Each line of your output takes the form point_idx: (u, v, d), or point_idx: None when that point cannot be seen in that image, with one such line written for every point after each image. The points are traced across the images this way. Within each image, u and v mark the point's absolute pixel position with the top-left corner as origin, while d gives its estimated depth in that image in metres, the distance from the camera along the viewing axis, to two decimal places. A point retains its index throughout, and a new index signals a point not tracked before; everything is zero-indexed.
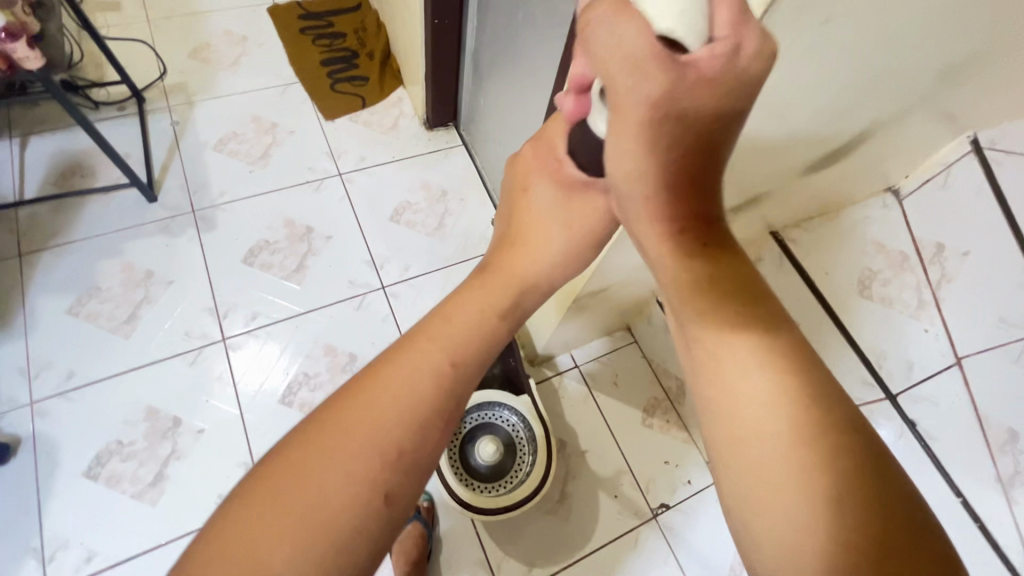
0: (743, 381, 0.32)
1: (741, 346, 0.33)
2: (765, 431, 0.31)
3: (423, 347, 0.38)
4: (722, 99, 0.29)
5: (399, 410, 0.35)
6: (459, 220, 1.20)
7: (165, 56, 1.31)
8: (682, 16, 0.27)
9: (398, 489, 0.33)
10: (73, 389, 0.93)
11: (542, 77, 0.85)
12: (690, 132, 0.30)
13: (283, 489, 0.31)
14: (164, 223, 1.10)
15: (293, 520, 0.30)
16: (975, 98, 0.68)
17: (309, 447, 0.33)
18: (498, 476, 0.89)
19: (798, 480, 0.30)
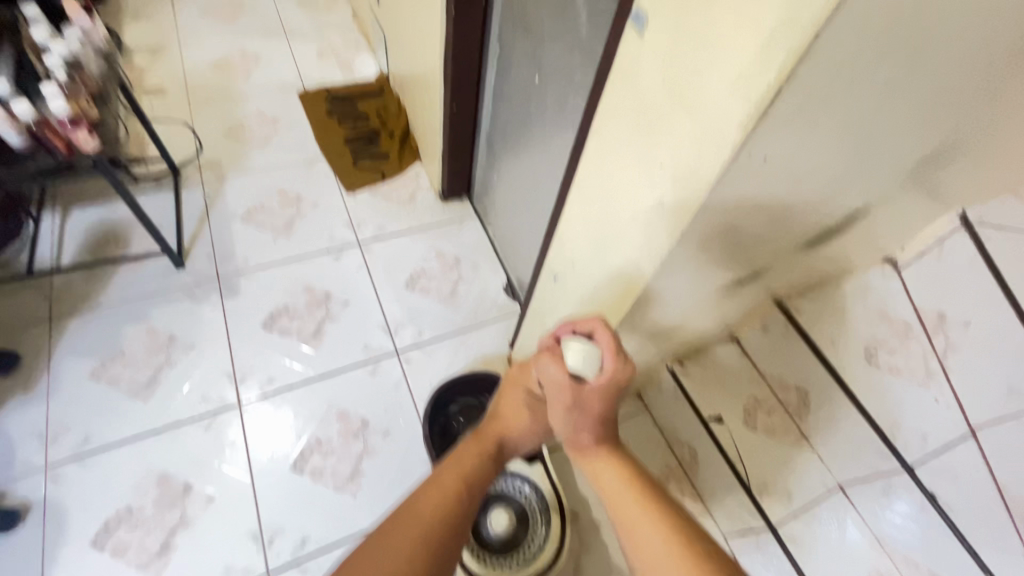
0: (618, 502, 0.55)
1: (629, 498, 0.55)
2: (634, 524, 0.52)
3: (445, 484, 0.59)
4: (610, 399, 0.57)
5: (440, 516, 0.56)
6: (471, 287, 1.25)
7: (202, 135, 1.41)
8: (582, 366, 0.55)
9: (447, 549, 0.54)
10: (88, 454, 0.94)
11: (552, 159, 0.92)
12: (591, 411, 0.58)
13: (391, 538, 0.52)
14: (189, 290, 1.15)
15: (400, 552, 0.51)
16: (956, 180, 0.73)
17: (402, 517, 0.55)
18: (510, 549, 0.86)
19: (654, 546, 0.50)
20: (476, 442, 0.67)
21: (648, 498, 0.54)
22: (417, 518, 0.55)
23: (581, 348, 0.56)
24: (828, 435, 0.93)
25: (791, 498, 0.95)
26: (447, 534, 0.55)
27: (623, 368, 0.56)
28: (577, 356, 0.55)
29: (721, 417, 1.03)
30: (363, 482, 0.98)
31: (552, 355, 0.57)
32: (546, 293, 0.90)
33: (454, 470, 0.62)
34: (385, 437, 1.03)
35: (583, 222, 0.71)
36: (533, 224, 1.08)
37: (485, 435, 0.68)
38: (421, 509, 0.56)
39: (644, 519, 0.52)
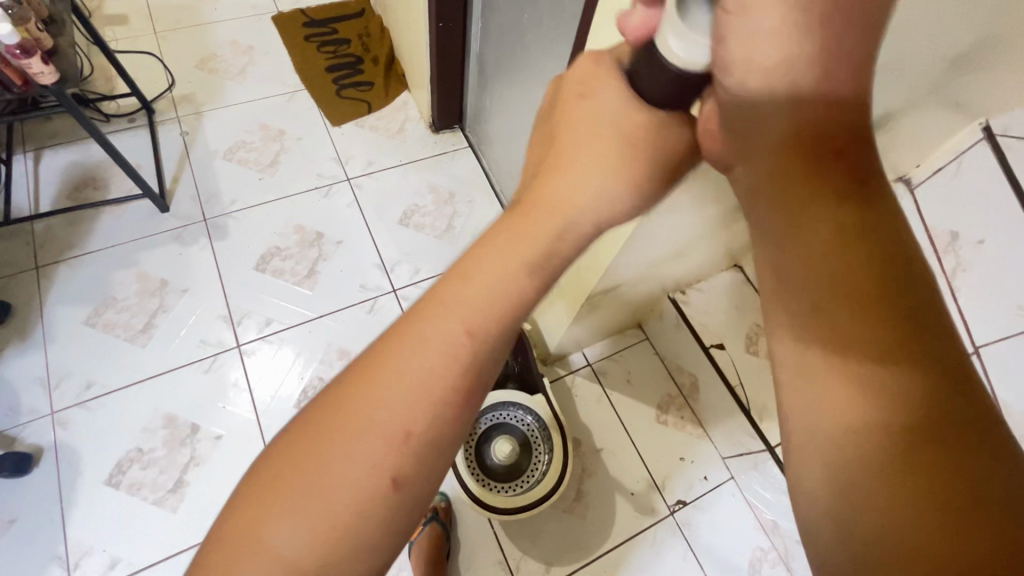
0: (804, 309, 0.29)
1: (852, 335, 0.27)
2: (825, 373, 0.28)
3: (431, 337, 0.31)
4: (773, 140, 0.30)
5: (412, 407, 0.29)
6: (467, 222, 1.21)
7: (173, 67, 1.32)
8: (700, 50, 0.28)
9: (407, 483, 0.29)
10: (93, 399, 0.94)
11: (548, 77, 0.86)
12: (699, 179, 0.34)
13: (316, 446, 0.29)
14: (176, 233, 1.11)
15: (326, 479, 0.28)
16: (984, 87, 0.67)
17: (335, 410, 0.30)
18: (514, 475, 0.89)
19: (853, 427, 0.27)
20: (514, 224, 0.33)
21: (879, 338, 0.27)
22: (381, 385, 0.30)
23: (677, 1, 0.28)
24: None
25: None
26: (449, 408, 0.31)
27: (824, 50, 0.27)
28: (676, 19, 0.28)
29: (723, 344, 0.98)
30: None
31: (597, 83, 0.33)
32: None
33: (453, 315, 0.31)
34: None
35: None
36: None
37: (535, 209, 0.33)
38: (386, 369, 0.30)
39: (857, 368, 0.27)
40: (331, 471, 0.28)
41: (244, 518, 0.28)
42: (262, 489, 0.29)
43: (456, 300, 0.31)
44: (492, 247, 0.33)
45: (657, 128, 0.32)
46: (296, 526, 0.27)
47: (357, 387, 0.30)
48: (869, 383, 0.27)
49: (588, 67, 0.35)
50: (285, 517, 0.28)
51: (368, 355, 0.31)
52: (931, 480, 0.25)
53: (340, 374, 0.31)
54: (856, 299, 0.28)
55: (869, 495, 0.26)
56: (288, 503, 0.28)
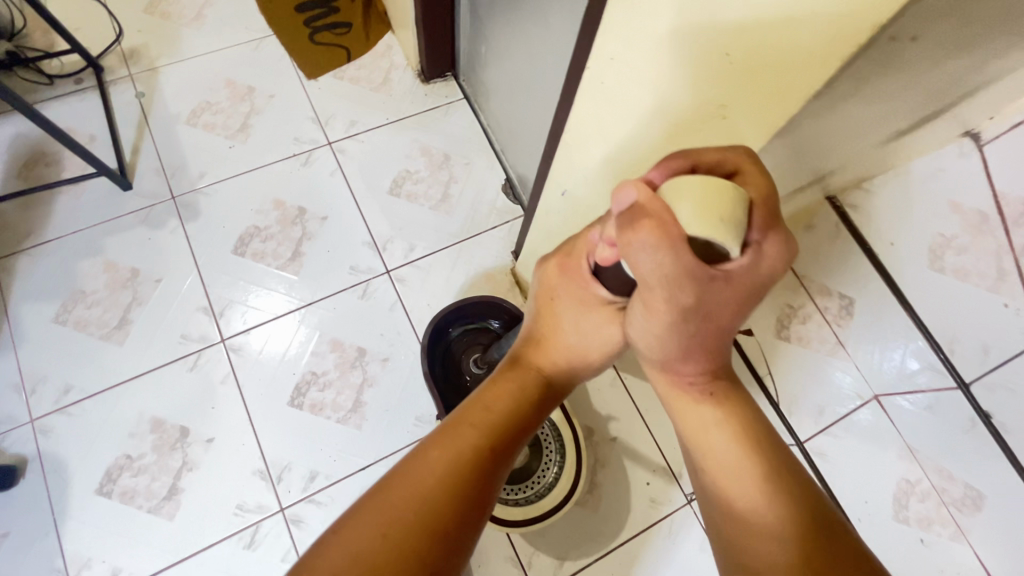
0: (715, 451, 0.45)
1: (740, 465, 0.44)
2: (733, 492, 0.43)
3: (453, 447, 0.48)
4: (744, 302, 0.39)
5: (448, 483, 0.45)
6: (465, 189, 1.08)
7: (118, 12, 1.14)
8: (717, 233, 0.33)
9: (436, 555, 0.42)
10: (73, 404, 0.88)
11: (556, 28, 0.71)
12: (711, 315, 0.39)
13: (384, 506, 0.44)
14: (142, 214, 1.00)
15: (388, 527, 0.42)
16: None
17: (396, 483, 0.45)
18: (522, 479, 0.83)
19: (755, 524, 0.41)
20: (508, 380, 0.53)
21: (763, 469, 0.44)
22: (413, 481, 0.45)
23: (701, 190, 0.34)
24: (871, 346, 0.84)
25: (822, 411, 0.87)
26: (472, 510, 0.45)
27: (771, 242, 0.38)
28: (699, 203, 0.33)
29: (750, 331, 0.90)
30: (367, 414, 0.93)
31: (654, 228, 0.34)
32: (551, 207, 0.74)
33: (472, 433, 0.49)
34: (384, 365, 0.96)
35: (604, 128, 0.53)
36: (535, 112, 0.89)
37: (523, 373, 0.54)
38: (421, 471, 0.46)
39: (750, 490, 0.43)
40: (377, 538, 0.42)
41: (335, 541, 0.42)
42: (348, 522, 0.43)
43: (479, 423, 0.49)
44: (496, 394, 0.52)
45: (697, 271, 0.35)
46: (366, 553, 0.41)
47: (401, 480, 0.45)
48: (757, 492, 0.43)
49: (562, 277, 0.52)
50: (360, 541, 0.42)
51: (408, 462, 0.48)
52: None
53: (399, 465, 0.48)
54: (748, 445, 0.45)
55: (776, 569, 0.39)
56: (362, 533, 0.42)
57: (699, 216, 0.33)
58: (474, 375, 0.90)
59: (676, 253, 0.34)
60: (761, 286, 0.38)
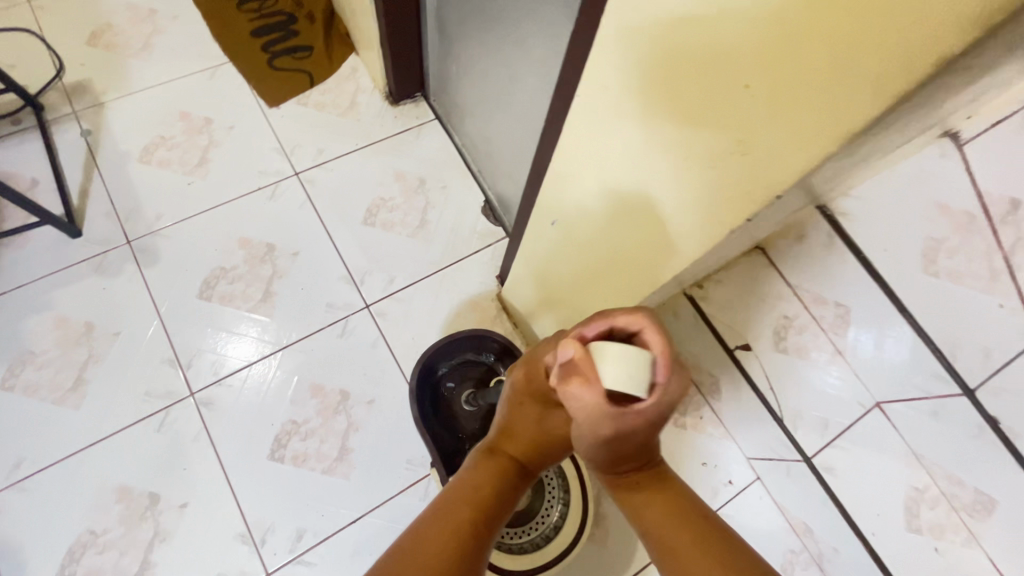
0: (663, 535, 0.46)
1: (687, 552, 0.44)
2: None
3: (439, 539, 0.44)
4: (659, 428, 0.42)
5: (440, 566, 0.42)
6: (443, 214, 1.04)
7: (58, 46, 1.06)
8: (630, 386, 0.37)
9: None
10: (24, 479, 0.80)
11: (534, 48, 0.68)
12: (634, 439, 0.42)
13: None
14: (96, 261, 0.92)
15: None
16: None
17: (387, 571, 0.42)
18: (526, 521, 0.78)
19: None
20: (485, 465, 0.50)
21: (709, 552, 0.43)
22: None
23: (622, 353, 0.37)
24: (870, 350, 0.73)
25: (826, 428, 0.82)
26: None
27: (676, 382, 0.40)
28: (618, 366, 0.37)
29: (748, 346, 0.87)
30: (354, 462, 0.87)
31: (582, 381, 0.38)
32: (538, 234, 0.70)
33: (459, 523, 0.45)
34: (370, 407, 0.90)
35: (598, 166, 0.50)
36: (514, 134, 0.85)
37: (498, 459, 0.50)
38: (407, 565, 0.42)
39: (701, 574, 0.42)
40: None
41: None
42: None
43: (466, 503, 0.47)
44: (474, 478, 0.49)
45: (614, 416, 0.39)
46: None
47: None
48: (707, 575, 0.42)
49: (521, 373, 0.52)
50: None
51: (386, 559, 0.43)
52: None
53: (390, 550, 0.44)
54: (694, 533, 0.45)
55: None
56: None
57: (619, 372, 0.37)
58: (467, 411, 0.84)
59: (597, 404, 0.38)
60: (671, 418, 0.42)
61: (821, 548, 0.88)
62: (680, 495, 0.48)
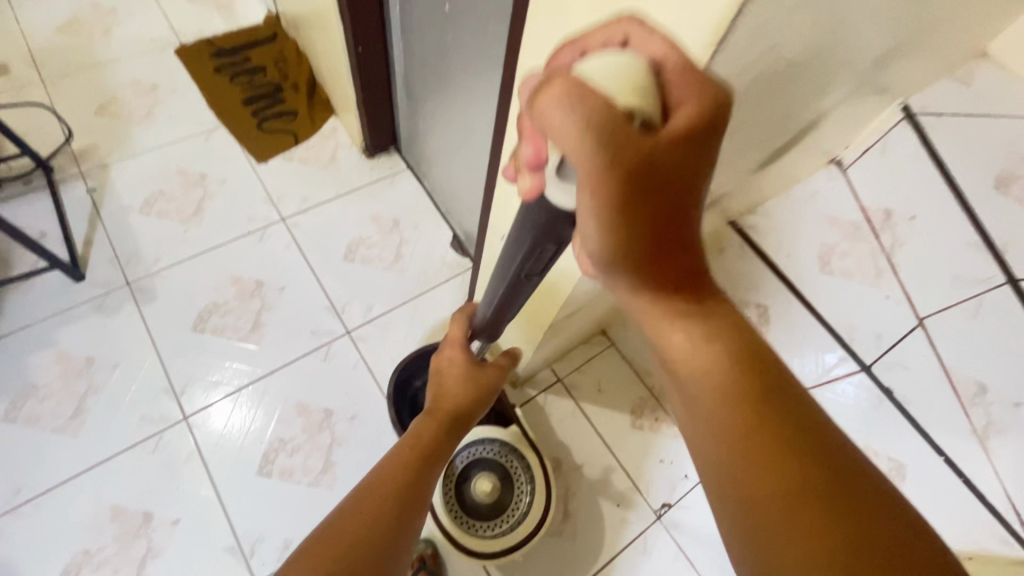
0: (698, 387, 0.38)
1: (740, 418, 0.36)
2: (727, 433, 0.36)
3: (400, 468, 0.50)
4: (692, 148, 0.30)
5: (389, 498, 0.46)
6: (416, 249, 1.16)
7: (67, 117, 1.20)
8: (626, 77, 0.28)
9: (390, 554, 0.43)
10: (24, 503, 0.85)
11: (479, 100, 0.83)
12: (660, 206, 0.32)
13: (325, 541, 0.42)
14: (97, 302, 1.01)
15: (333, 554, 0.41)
16: (907, 77, 0.74)
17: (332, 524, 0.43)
18: (497, 512, 0.86)
19: (756, 461, 0.35)
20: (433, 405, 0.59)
21: (772, 408, 0.36)
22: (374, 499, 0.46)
23: (610, 57, 0.29)
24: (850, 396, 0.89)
25: None
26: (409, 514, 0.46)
27: (696, 92, 0.30)
28: (604, 60, 0.29)
29: None
30: (338, 473, 0.94)
31: (566, 87, 0.27)
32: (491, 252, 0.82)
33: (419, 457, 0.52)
34: (352, 423, 0.98)
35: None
36: (472, 174, 1.00)
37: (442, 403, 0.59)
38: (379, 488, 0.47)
39: (764, 440, 0.35)
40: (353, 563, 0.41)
41: None
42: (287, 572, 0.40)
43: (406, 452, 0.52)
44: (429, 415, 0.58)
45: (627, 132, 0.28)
46: None
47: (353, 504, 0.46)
48: (765, 437, 0.35)
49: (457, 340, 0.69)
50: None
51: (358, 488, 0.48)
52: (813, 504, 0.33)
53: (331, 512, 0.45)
54: (755, 399, 0.37)
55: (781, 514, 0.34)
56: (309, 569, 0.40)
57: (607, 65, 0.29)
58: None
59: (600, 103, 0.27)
60: (708, 143, 0.31)
61: None
62: (735, 378, 0.37)
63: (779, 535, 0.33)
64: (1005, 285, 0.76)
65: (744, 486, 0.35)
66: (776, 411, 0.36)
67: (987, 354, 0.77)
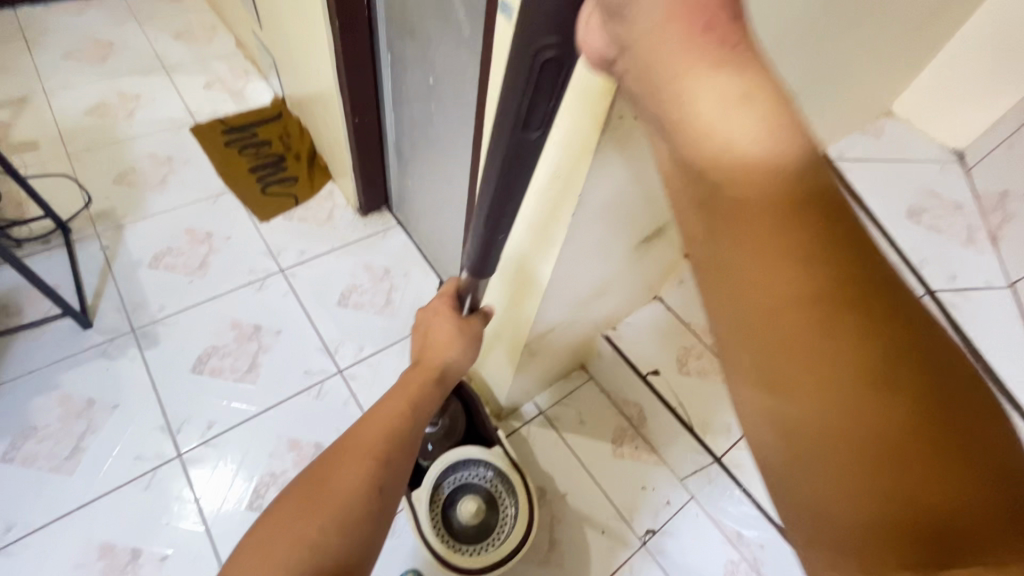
0: (749, 288, 0.26)
1: (824, 330, 0.25)
2: (789, 351, 0.26)
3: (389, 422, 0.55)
4: None
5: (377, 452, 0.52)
6: (405, 294, 1.25)
7: (88, 185, 1.32)
8: None
9: (384, 488, 0.50)
10: (15, 542, 0.87)
11: (458, 154, 0.96)
12: None
13: (317, 484, 0.49)
14: (101, 347, 1.07)
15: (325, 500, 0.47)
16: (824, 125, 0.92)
17: (326, 467, 0.50)
18: (483, 534, 0.89)
19: (826, 397, 0.26)
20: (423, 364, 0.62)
21: (862, 327, 0.25)
22: (356, 453, 0.51)
23: None
24: None
25: (731, 429, 1.01)
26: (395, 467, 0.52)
27: None
28: None
29: (657, 370, 1.04)
30: None
31: None
32: None
33: (403, 419, 0.56)
34: None
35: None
36: (454, 221, 1.11)
37: (430, 360, 0.62)
38: (361, 443, 0.52)
39: (846, 373, 0.25)
40: (334, 513, 0.47)
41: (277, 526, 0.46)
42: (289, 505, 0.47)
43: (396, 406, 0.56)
44: (418, 373, 0.61)
45: None
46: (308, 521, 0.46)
47: (334, 456, 0.51)
48: (841, 367, 0.25)
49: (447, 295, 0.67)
50: (302, 519, 0.46)
51: (340, 439, 0.53)
52: (900, 450, 0.25)
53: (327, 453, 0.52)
54: (846, 310, 0.25)
55: (841, 462, 0.26)
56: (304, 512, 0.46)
57: None
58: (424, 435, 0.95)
59: None
60: None
61: (753, 551, 0.99)
62: (808, 246, 0.25)
63: (832, 472, 0.26)
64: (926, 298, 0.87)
65: (799, 422, 0.27)
66: (872, 342, 0.25)
67: None
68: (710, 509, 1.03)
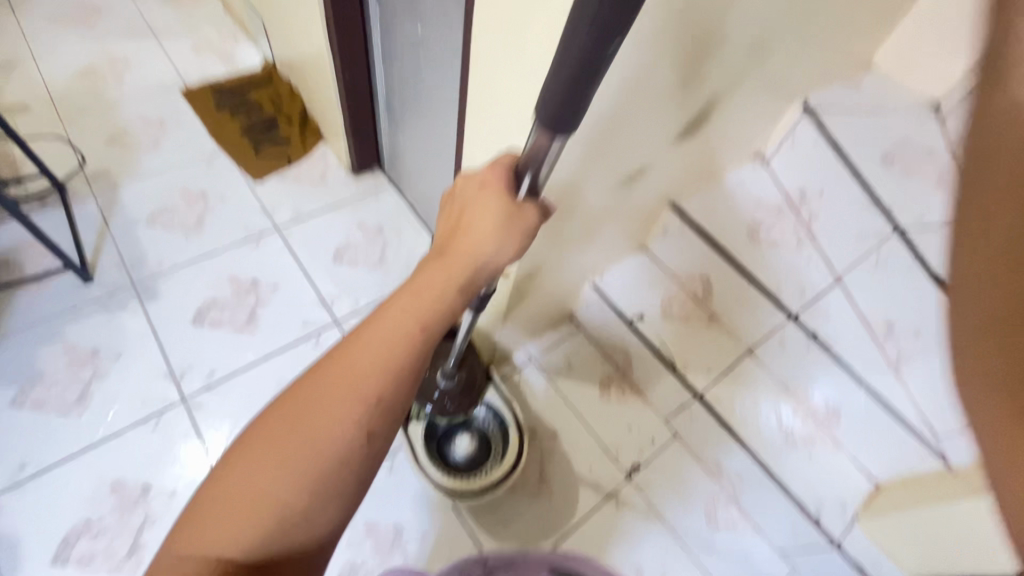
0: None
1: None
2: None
3: (397, 342, 0.45)
4: None
5: (379, 383, 0.44)
6: (398, 250, 1.28)
7: (82, 146, 1.33)
8: None
9: (375, 431, 0.44)
10: (29, 478, 0.91)
11: (448, 104, 0.97)
12: None
13: (303, 416, 0.43)
14: (104, 300, 1.10)
15: (311, 438, 0.43)
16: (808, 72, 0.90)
17: (314, 393, 0.44)
18: (478, 465, 0.98)
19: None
20: (433, 268, 0.49)
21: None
22: (349, 385, 0.44)
23: None
24: (805, 376, 0.99)
25: (710, 369, 1.06)
26: (397, 400, 0.45)
27: None
28: None
29: (642, 315, 1.11)
30: None
31: None
32: None
33: (398, 348, 0.45)
34: None
35: (483, 139, 0.74)
36: (445, 175, 1.13)
37: (455, 262, 0.49)
38: (346, 378, 0.44)
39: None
40: (323, 454, 0.42)
41: (259, 452, 0.42)
42: (271, 432, 0.43)
43: (405, 314, 0.46)
44: (427, 281, 0.48)
45: None
46: (293, 459, 0.42)
47: (313, 394, 0.44)
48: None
49: (500, 172, 0.51)
50: (285, 455, 0.42)
51: (321, 369, 0.45)
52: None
53: (322, 367, 0.45)
54: None
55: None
56: (287, 446, 0.42)
57: None
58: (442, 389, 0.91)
59: None
60: None
61: (733, 482, 1.04)
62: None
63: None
64: (895, 238, 0.91)
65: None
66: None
67: (895, 296, 0.90)
68: (692, 446, 1.08)
